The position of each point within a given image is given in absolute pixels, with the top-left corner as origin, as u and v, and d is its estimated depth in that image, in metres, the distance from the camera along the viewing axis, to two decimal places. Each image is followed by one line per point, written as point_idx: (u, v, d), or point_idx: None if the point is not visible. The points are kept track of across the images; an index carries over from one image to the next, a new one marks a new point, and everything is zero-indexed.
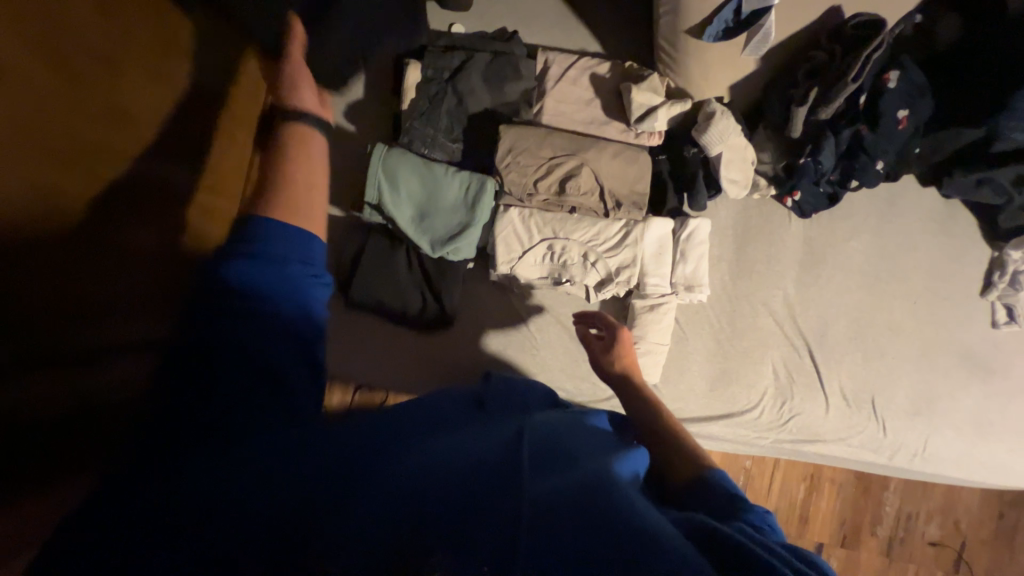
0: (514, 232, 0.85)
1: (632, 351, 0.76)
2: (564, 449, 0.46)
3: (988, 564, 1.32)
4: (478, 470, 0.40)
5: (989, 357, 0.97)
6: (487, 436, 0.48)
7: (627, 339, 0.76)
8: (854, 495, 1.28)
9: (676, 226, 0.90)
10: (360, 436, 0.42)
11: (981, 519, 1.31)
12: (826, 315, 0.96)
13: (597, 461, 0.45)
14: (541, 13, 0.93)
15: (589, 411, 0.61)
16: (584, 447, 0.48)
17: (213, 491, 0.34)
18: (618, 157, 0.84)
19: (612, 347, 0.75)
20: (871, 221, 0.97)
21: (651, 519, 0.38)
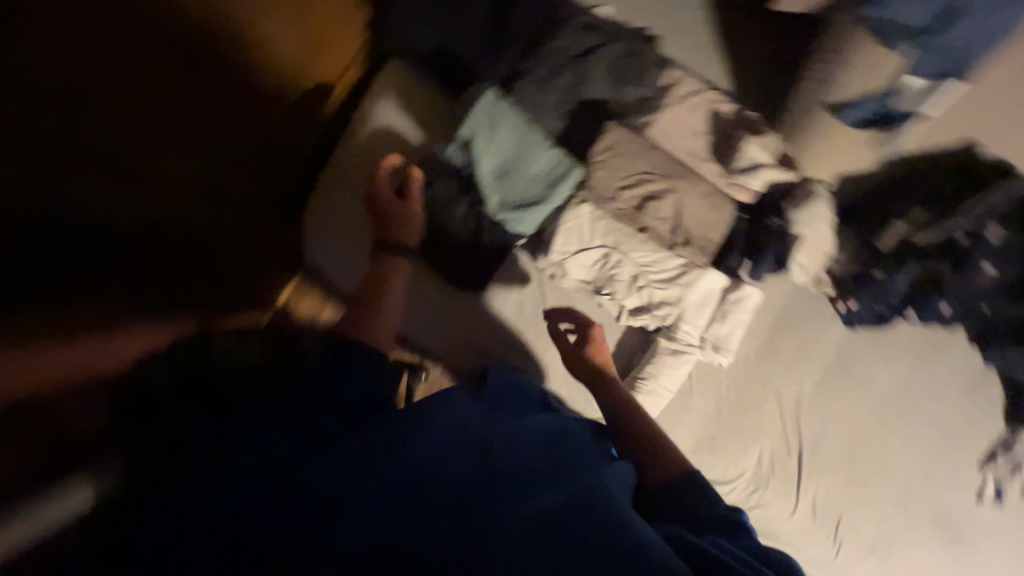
0: (578, 227, 0.81)
1: (603, 347, 0.81)
2: (563, 458, 0.52)
3: None
4: (460, 483, 0.46)
5: (960, 525, 0.98)
6: (492, 437, 0.53)
7: (600, 340, 0.80)
8: None
9: (729, 285, 0.89)
10: (361, 447, 0.48)
11: None
12: (828, 426, 0.96)
13: (589, 471, 0.50)
14: (687, 30, 0.91)
15: (575, 421, 0.63)
16: (580, 454, 0.53)
17: (241, 486, 0.43)
18: (705, 198, 0.83)
19: (583, 344, 0.79)
20: (908, 358, 0.97)
21: (640, 532, 0.43)
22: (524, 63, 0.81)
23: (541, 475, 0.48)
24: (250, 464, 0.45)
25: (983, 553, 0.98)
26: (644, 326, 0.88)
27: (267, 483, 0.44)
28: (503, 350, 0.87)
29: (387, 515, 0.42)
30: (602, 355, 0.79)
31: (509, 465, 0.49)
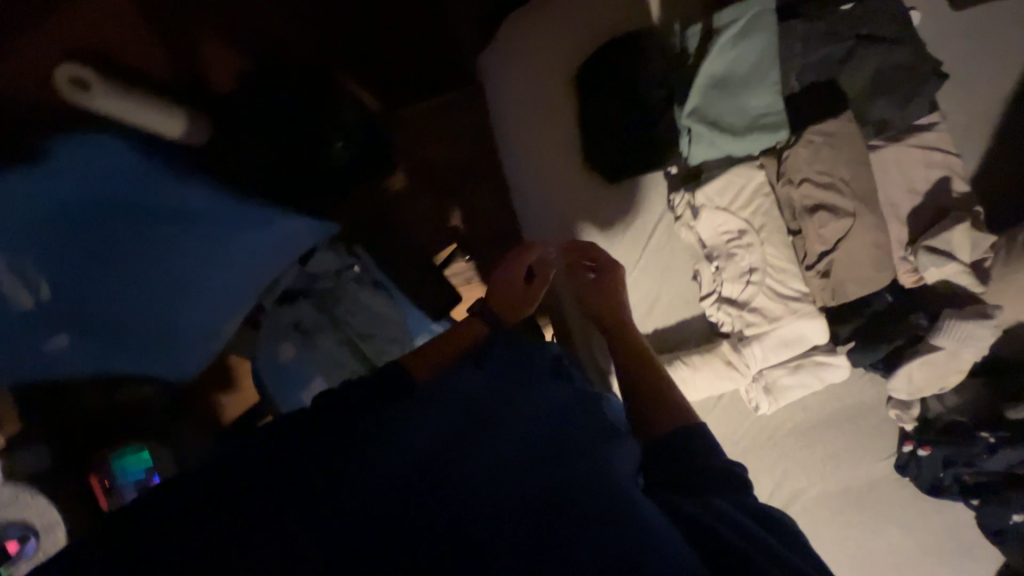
0: (739, 186, 0.75)
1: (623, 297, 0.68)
2: (568, 448, 0.42)
3: None
4: (427, 466, 0.37)
5: None
6: (481, 422, 0.42)
7: (622, 279, 0.69)
8: None
9: (823, 345, 0.81)
10: (300, 445, 0.38)
11: None
12: (804, 540, 0.89)
13: (597, 458, 0.41)
14: (977, 92, 0.79)
15: (572, 391, 0.52)
16: (590, 441, 0.44)
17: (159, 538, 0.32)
18: (875, 247, 0.74)
19: (600, 292, 0.68)
20: (930, 543, 0.87)
21: (656, 524, 0.35)
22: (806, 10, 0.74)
23: (553, 445, 0.42)
24: (177, 508, 0.34)
25: None
26: (720, 322, 0.82)
27: (193, 513, 0.33)
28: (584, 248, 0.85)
29: (343, 520, 0.32)
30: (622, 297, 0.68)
31: (514, 432, 0.42)
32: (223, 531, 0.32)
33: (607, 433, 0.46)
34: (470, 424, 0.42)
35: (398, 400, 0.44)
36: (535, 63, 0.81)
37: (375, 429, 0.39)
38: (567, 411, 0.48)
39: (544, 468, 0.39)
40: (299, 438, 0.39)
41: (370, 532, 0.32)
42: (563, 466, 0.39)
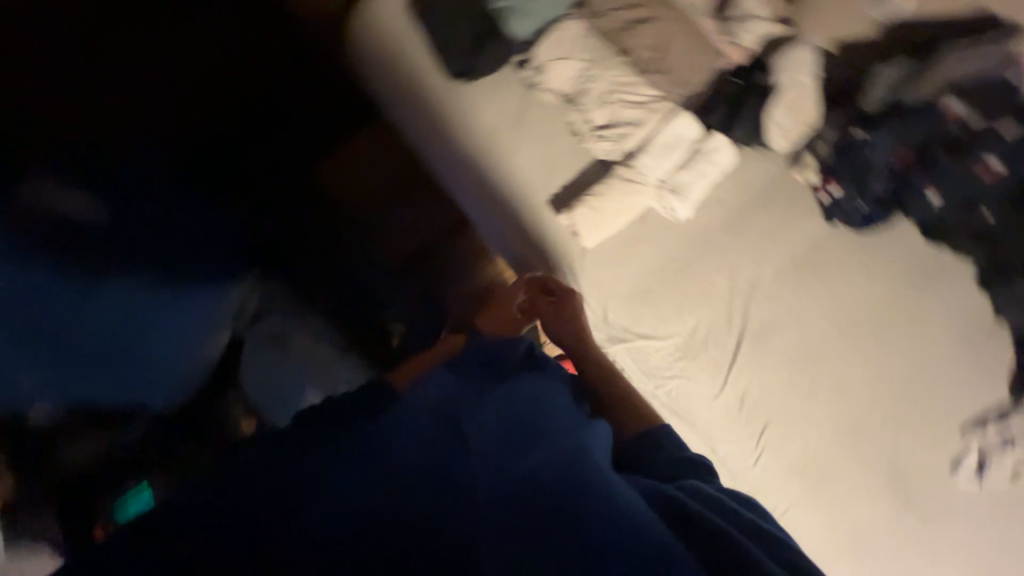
0: (566, 37, 0.91)
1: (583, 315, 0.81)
2: (537, 427, 0.54)
3: None
4: (424, 470, 0.47)
5: (923, 489, 0.84)
6: (466, 416, 0.54)
7: (576, 303, 0.81)
8: None
9: (701, 138, 0.89)
10: (301, 467, 0.47)
11: None
12: (782, 321, 0.88)
13: (569, 439, 0.52)
14: None
15: (542, 376, 0.64)
16: (564, 426, 0.55)
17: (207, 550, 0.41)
18: (689, 37, 0.88)
19: (562, 312, 0.80)
20: (895, 277, 0.88)
21: (630, 501, 0.45)
22: None
23: (550, 434, 0.53)
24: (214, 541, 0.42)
25: (945, 534, 0.83)
26: (606, 152, 0.91)
27: (229, 536, 0.42)
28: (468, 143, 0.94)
29: (364, 517, 0.43)
30: (580, 322, 0.81)
31: (495, 430, 0.52)
32: (260, 545, 0.42)
33: (581, 420, 0.58)
34: (482, 430, 0.52)
35: (414, 415, 0.54)
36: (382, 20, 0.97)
37: (415, 438, 0.50)
38: (558, 404, 0.59)
39: (548, 459, 0.48)
40: (310, 457, 0.48)
41: (391, 525, 0.43)
42: (562, 454, 0.49)
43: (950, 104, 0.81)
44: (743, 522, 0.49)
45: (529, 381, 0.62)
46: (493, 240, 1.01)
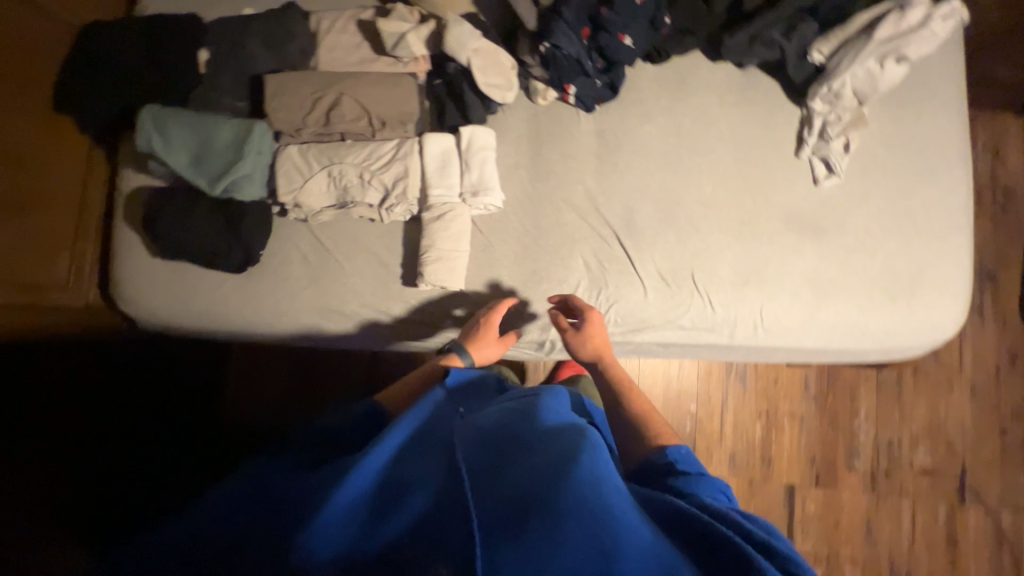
0: (294, 166, 0.92)
1: (602, 329, 0.90)
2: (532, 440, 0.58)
3: (813, 422, 1.70)
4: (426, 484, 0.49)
5: (818, 216, 0.95)
6: (457, 434, 0.57)
7: (597, 316, 0.90)
8: (706, 381, 1.71)
9: (458, 139, 0.96)
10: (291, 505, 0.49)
11: (815, 405, 1.71)
12: (630, 200, 0.97)
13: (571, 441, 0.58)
14: None
15: (532, 397, 0.71)
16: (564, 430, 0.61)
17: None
18: (378, 83, 0.92)
19: (583, 328, 0.89)
20: (663, 104, 0.99)
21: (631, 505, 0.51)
22: (201, 69, 0.97)
23: (552, 443, 0.57)
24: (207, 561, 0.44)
25: (851, 229, 0.94)
26: (407, 211, 0.95)
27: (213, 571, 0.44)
28: (309, 303, 0.96)
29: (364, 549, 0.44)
30: (603, 338, 0.90)
31: (486, 449, 0.55)
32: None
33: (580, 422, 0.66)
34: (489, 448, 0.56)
35: (424, 431, 0.58)
36: (158, 267, 0.97)
37: (434, 449, 0.54)
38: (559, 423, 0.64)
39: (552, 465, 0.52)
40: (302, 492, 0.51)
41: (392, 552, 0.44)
42: (562, 449, 0.55)
43: None
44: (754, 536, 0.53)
45: (526, 404, 0.68)
46: (391, 345, 1.00)
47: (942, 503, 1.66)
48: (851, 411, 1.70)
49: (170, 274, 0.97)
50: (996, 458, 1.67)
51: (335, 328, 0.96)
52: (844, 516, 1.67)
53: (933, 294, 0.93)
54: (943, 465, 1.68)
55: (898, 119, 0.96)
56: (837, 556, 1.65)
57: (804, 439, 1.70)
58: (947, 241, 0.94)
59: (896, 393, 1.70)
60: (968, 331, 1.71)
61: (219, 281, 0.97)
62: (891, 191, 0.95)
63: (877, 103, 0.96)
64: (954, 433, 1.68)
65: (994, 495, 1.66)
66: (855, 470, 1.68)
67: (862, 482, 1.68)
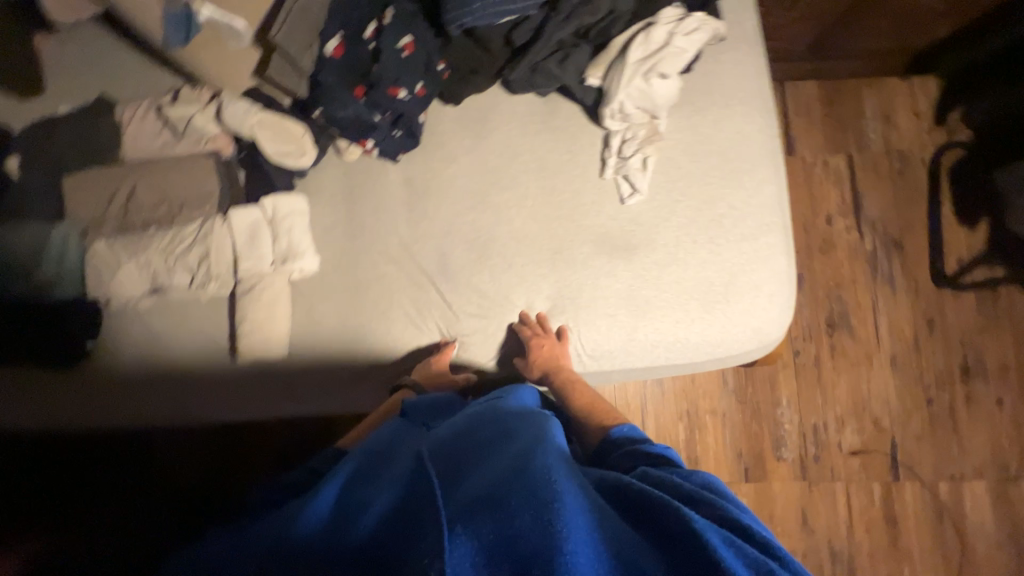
0: (100, 260, 0.94)
1: (547, 353, 0.90)
2: (489, 449, 0.64)
3: (735, 417, 1.67)
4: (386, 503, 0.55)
5: (627, 235, 0.94)
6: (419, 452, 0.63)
7: (538, 343, 0.91)
8: (623, 388, 1.68)
9: (263, 211, 0.97)
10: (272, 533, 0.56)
11: (736, 398, 1.68)
12: (443, 243, 0.98)
13: (524, 441, 0.63)
14: (122, 68, 1.05)
15: (490, 409, 0.76)
16: (519, 431, 0.67)
17: None
18: (173, 168, 0.95)
19: (527, 355, 0.91)
20: (466, 143, 1.00)
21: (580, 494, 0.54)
22: (12, 174, 0.99)
23: (505, 445, 0.63)
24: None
25: (659, 245, 0.94)
26: (219, 288, 0.96)
27: None
28: (139, 389, 0.97)
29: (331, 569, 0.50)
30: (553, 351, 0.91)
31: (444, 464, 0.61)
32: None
33: (535, 419, 0.71)
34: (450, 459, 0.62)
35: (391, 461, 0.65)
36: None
37: (393, 468, 0.62)
38: (518, 421, 0.70)
39: (502, 464, 0.58)
40: (275, 524, 0.58)
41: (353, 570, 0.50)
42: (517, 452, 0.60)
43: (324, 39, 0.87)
44: (696, 497, 0.61)
45: (486, 413, 0.74)
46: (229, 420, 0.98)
47: (875, 482, 1.62)
48: (773, 400, 1.67)
49: (26, 375, 0.96)
50: (925, 430, 1.64)
51: (171, 410, 0.96)
52: (778, 508, 1.63)
53: (750, 299, 0.92)
54: (873, 443, 1.64)
55: (697, 127, 0.96)
56: None
57: (729, 434, 1.67)
58: (758, 243, 0.93)
59: (815, 375, 1.67)
60: (880, 303, 1.69)
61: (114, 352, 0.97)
62: (697, 200, 0.94)
63: (674, 114, 0.96)
64: (880, 408, 1.65)
65: (928, 467, 1.62)
66: (784, 459, 1.65)
67: (792, 471, 1.64)
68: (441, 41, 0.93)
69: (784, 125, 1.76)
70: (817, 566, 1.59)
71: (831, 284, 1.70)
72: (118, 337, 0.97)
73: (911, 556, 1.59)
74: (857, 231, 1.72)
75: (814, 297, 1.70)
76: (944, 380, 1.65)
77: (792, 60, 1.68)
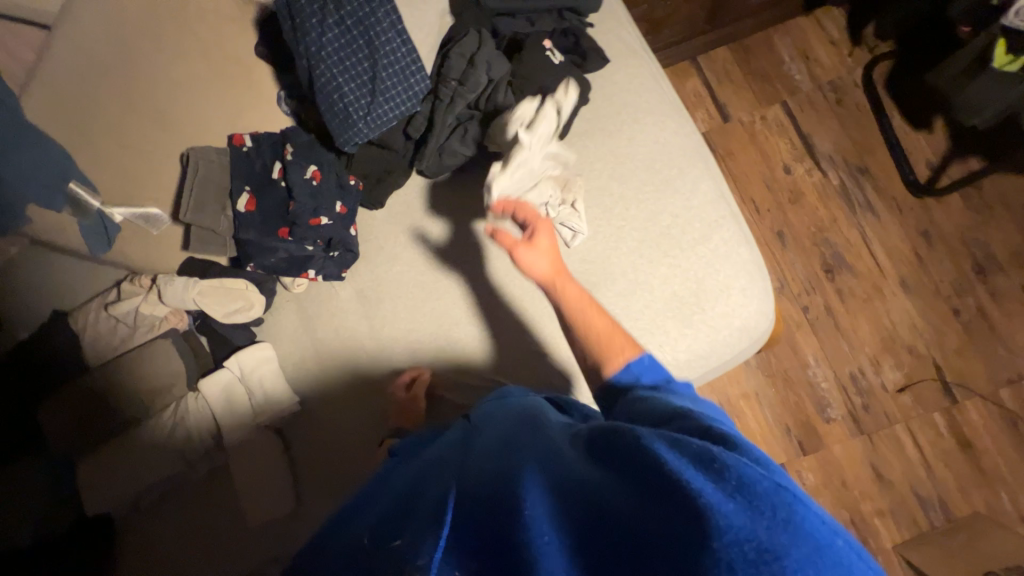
0: (85, 477, 0.92)
1: (550, 247, 0.81)
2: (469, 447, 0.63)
3: (769, 392, 1.60)
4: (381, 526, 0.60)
5: (585, 276, 0.93)
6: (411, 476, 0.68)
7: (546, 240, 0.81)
8: None
9: (235, 371, 0.97)
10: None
11: (762, 373, 1.62)
12: (412, 341, 0.98)
13: (500, 437, 0.62)
14: (71, 280, 1.08)
15: (481, 410, 0.75)
16: (497, 426, 0.65)
17: None
18: (135, 363, 0.96)
19: (535, 244, 0.80)
20: (403, 241, 1.01)
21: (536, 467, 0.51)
22: None
23: (483, 441, 0.62)
24: None
25: (618, 275, 0.92)
26: (217, 458, 0.97)
27: None
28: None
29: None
30: (554, 258, 0.80)
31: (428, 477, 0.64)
32: None
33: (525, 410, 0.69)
34: (432, 477, 0.63)
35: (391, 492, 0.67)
36: None
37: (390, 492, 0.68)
38: (500, 417, 0.69)
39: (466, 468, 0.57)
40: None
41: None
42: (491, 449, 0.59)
43: (235, 195, 0.89)
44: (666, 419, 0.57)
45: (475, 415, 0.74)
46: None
47: (935, 411, 1.53)
48: (799, 361, 1.61)
49: None
50: (964, 342, 1.56)
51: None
52: (847, 472, 1.54)
53: (724, 300, 0.88)
54: (917, 373, 1.56)
55: (613, 151, 0.96)
56: (862, 516, 1.50)
57: (768, 411, 1.60)
58: (712, 243, 0.90)
59: (832, 322, 1.61)
60: (868, 232, 1.64)
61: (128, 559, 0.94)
62: (640, 221, 0.93)
63: (587, 146, 0.97)
64: (910, 336, 1.58)
65: (981, 379, 1.53)
66: (834, 420, 1.57)
67: (846, 428, 1.56)
68: (345, 157, 0.96)
69: (710, 96, 1.77)
70: (910, 519, 1.49)
71: (814, 230, 1.67)
72: (128, 546, 0.95)
73: (1003, 476, 1.48)
74: (819, 170, 1.70)
75: (801, 249, 1.66)
76: (963, 285, 1.58)
77: (695, 37, 1.70)
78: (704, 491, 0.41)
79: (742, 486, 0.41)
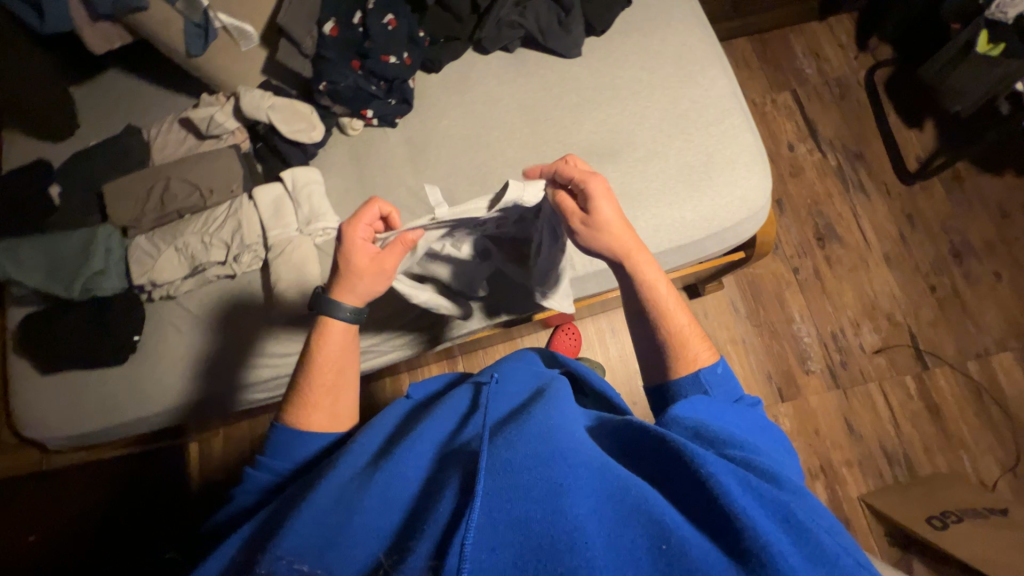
0: (144, 252, 1.03)
1: (614, 221, 0.81)
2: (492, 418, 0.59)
3: (756, 340, 1.70)
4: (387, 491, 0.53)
5: (608, 142, 1.06)
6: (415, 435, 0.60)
7: (609, 210, 0.81)
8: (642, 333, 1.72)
9: (285, 184, 1.07)
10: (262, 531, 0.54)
11: (751, 323, 1.72)
12: (447, 182, 1.09)
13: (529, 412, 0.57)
14: (149, 101, 1.21)
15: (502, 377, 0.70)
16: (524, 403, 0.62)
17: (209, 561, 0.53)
18: (199, 161, 1.06)
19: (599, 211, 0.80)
20: (453, 100, 1.14)
21: (592, 460, 0.50)
22: (55, 199, 1.08)
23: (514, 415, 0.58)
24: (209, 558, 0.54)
25: (638, 145, 1.05)
26: (258, 258, 1.06)
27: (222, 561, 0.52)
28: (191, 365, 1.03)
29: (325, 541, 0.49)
30: (626, 236, 0.81)
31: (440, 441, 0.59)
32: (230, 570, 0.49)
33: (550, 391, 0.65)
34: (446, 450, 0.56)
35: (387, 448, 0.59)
36: (65, 382, 1.03)
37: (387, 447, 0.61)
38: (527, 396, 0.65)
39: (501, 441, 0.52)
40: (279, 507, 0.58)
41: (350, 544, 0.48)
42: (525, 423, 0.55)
43: (319, 21, 1.02)
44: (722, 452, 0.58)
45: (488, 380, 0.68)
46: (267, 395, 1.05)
47: (906, 375, 1.64)
48: (785, 317, 1.72)
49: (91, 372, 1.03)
50: (937, 316, 1.68)
51: (201, 393, 1.02)
52: (821, 422, 1.62)
53: (728, 173, 1.01)
54: (893, 338, 1.67)
55: (646, 46, 1.11)
56: (832, 465, 1.58)
57: (752, 358, 1.69)
58: (722, 126, 1.04)
59: (818, 286, 1.74)
60: (859, 209, 1.80)
61: (163, 340, 1.04)
62: (662, 103, 1.07)
63: (624, 40, 1.12)
64: (889, 305, 1.70)
65: (951, 351, 1.65)
66: (813, 372, 1.66)
67: (823, 382, 1.65)
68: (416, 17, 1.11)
69: None
70: (876, 472, 1.56)
71: (809, 201, 1.82)
72: (166, 325, 1.04)
73: (965, 442, 1.57)
74: (819, 152, 1.86)
75: (797, 217, 1.81)
76: (940, 265, 1.72)
77: (721, 20, 1.90)
78: (777, 541, 0.44)
79: (806, 538, 0.46)
